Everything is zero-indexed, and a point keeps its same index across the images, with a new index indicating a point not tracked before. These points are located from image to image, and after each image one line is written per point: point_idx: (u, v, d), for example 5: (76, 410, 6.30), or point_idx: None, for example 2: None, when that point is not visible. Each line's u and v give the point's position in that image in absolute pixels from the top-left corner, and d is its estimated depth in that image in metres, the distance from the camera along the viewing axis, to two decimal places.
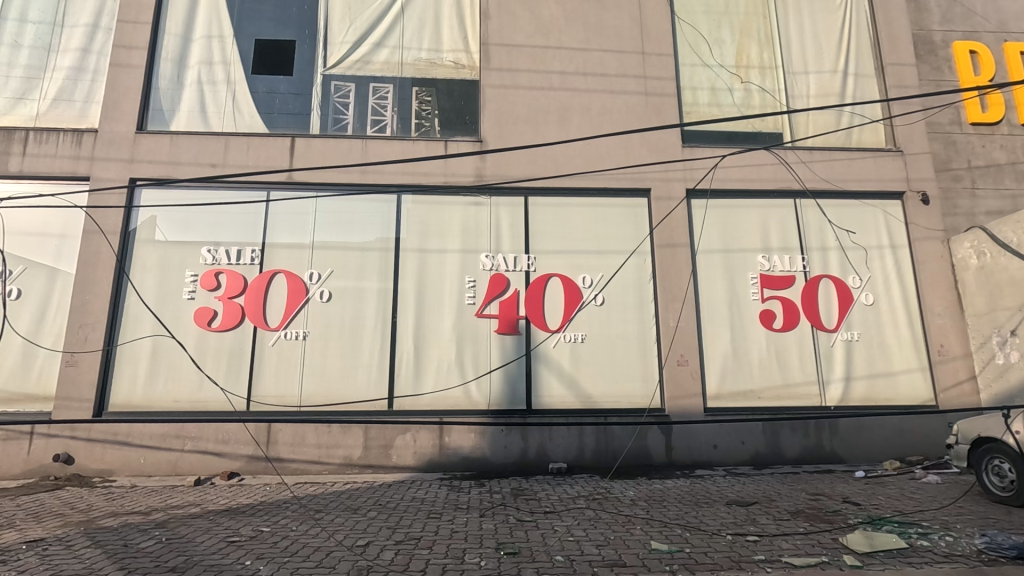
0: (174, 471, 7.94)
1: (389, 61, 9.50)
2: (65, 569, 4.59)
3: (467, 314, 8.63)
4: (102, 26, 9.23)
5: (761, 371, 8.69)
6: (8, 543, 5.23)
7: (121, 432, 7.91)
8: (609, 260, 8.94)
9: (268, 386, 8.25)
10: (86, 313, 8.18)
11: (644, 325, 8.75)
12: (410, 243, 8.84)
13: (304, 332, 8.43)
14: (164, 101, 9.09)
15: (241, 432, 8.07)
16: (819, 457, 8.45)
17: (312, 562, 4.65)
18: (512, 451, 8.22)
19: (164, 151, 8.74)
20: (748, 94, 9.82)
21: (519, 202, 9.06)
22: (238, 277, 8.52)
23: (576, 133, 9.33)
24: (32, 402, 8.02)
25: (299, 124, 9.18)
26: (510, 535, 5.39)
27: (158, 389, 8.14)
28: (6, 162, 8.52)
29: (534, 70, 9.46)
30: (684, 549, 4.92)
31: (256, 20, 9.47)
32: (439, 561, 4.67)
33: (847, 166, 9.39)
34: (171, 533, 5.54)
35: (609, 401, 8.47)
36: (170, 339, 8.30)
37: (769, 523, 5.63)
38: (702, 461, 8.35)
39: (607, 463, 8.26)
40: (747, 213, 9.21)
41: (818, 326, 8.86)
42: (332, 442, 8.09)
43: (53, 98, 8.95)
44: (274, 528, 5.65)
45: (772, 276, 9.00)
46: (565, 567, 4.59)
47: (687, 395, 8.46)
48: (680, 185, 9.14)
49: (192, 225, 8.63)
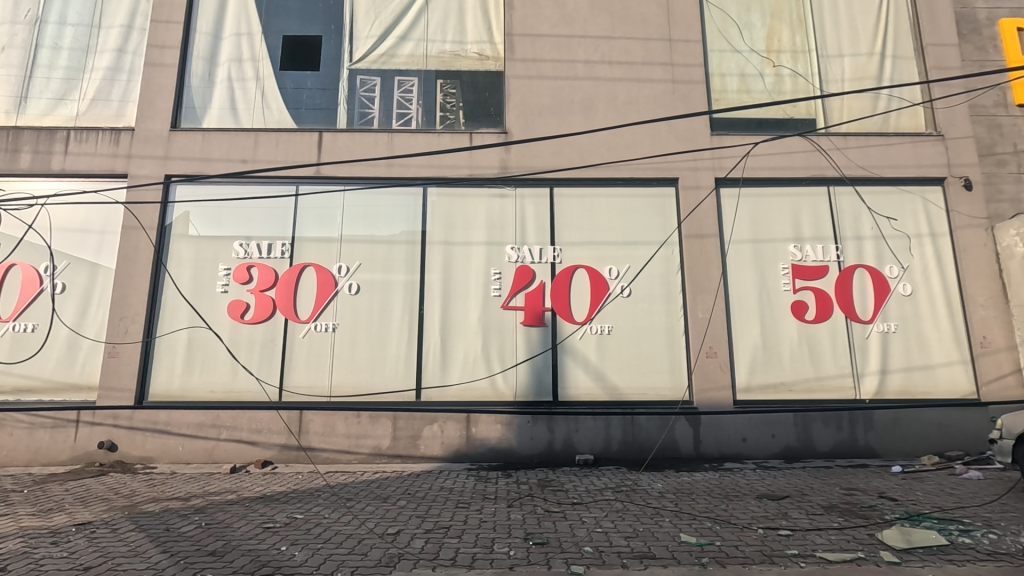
0: (211, 459, 8.19)
1: (413, 54, 9.52)
2: (112, 551, 4.78)
3: (493, 306, 8.66)
4: (136, 26, 9.46)
5: (792, 362, 8.52)
6: (59, 526, 5.49)
7: (160, 420, 8.21)
8: (636, 252, 8.85)
9: (299, 376, 8.44)
10: (127, 306, 8.47)
11: (671, 317, 8.65)
12: (436, 236, 8.89)
13: (333, 324, 8.58)
14: (196, 99, 9.29)
15: (274, 421, 8.26)
16: (852, 451, 8.26)
17: (345, 549, 4.75)
18: (538, 442, 8.24)
19: (197, 148, 8.95)
20: (780, 79, 9.56)
21: (544, 193, 9.02)
22: (270, 271, 8.70)
23: (601, 123, 9.22)
24: (77, 391, 8.35)
25: (326, 119, 9.28)
26: (538, 526, 5.41)
27: (194, 379, 8.40)
28: (49, 160, 8.85)
29: (558, 60, 9.38)
30: (714, 543, 4.87)
31: (283, 16, 9.59)
32: (469, 550, 4.72)
33: (884, 151, 9.08)
34: (210, 518, 5.73)
35: (636, 393, 8.41)
36: (205, 330, 8.55)
37: (801, 517, 5.53)
38: (731, 453, 8.25)
39: (634, 455, 8.24)
40: (778, 202, 8.99)
41: (852, 317, 8.63)
42: (361, 433, 8.24)
43: (91, 98, 9.23)
44: (307, 515, 5.78)
45: (804, 265, 8.78)
46: (594, 558, 4.59)
47: (716, 387, 8.34)
48: (708, 174, 8.97)
49: (224, 221, 8.84)
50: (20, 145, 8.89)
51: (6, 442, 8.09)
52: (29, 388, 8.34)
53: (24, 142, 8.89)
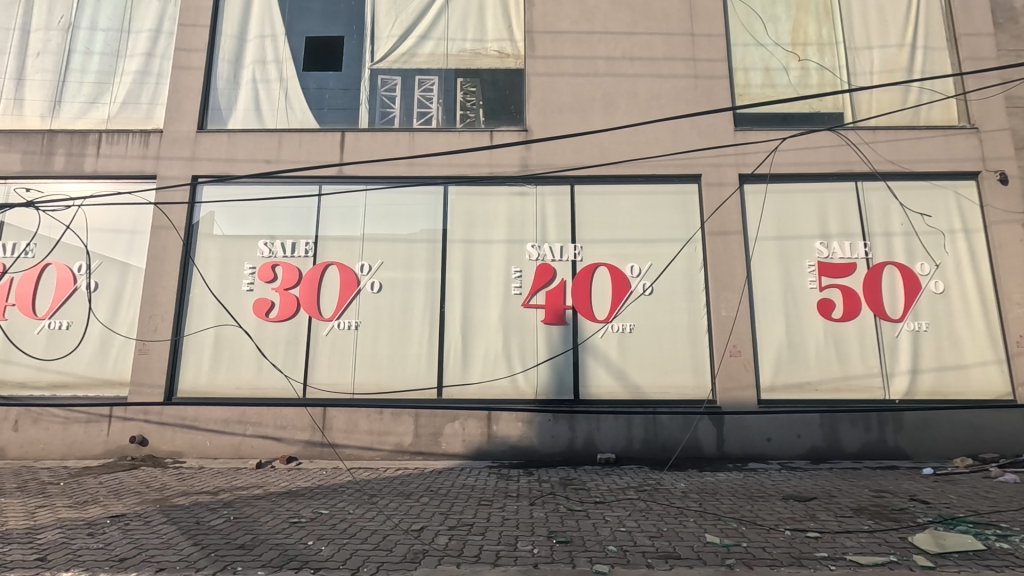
0: (238, 454, 8.35)
1: (434, 53, 9.55)
2: (145, 543, 4.91)
3: (514, 304, 8.66)
4: (164, 30, 9.65)
5: (819, 361, 8.36)
6: (94, 517, 5.66)
7: (188, 416, 8.40)
8: (657, 249, 8.77)
9: (322, 373, 8.55)
10: (156, 304, 8.67)
11: (693, 315, 8.56)
12: (456, 234, 8.92)
13: (355, 322, 8.67)
14: (222, 101, 9.47)
15: (299, 418, 8.38)
16: (881, 452, 8.08)
17: (370, 545, 4.80)
18: (560, 441, 8.23)
19: (222, 149, 9.12)
20: (806, 72, 9.38)
21: (565, 191, 8.99)
22: (294, 270, 8.82)
23: (622, 119, 9.15)
24: (109, 387, 8.57)
25: (347, 119, 9.36)
26: (561, 524, 5.40)
27: (220, 376, 8.57)
28: (82, 162, 9.09)
29: (579, 56, 9.33)
30: (740, 544, 4.81)
31: (306, 18, 9.70)
32: (493, 547, 4.74)
33: (915, 145, 8.85)
34: (238, 512, 5.84)
35: (658, 393, 8.34)
36: (231, 327, 8.71)
37: (830, 519, 5.43)
38: (755, 453, 8.14)
39: (656, 455, 8.18)
40: (804, 198, 8.82)
41: (881, 315, 8.44)
42: (383, 429, 8.32)
43: (122, 101, 9.46)
44: (332, 511, 5.86)
45: (831, 263, 8.60)
46: (618, 557, 4.57)
47: (740, 387, 8.24)
48: (732, 170, 8.85)
49: (249, 220, 8.99)
50: (54, 148, 9.14)
51: (43, 436, 8.36)
52: (63, 384, 8.59)
53: (58, 145, 9.15)
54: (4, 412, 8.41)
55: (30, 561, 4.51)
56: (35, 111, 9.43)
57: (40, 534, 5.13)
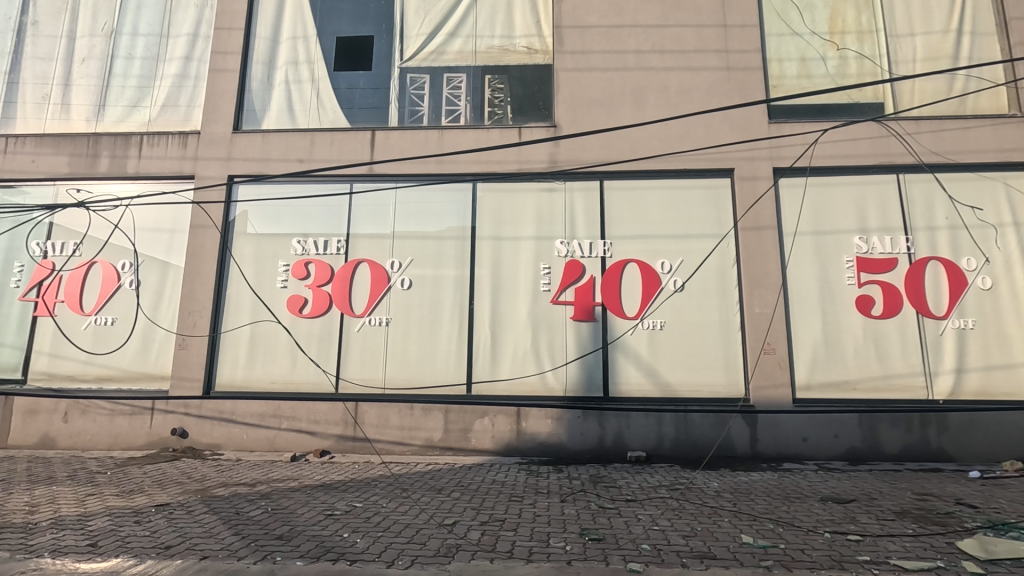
0: (273, 447, 8.55)
1: (462, 50, 9.57)
2: (189, 532, 5.08)
3: (543, 301, 8.64)
4: (202, 34, 9.91)
5: (857, 360, 8.12)
6: (140, 506, 5.88)
7: (226, 409, 8.64)
8: (689, 245, 8.63)
9: (355, 368, 8.69)
10: (195, 301, 8.93)
11: (726, 312, 8.40)
12: (485, 231, 8.94)
13: (386, 318, 8.78)
14: (256, 101, 9.67)
15: (331, 412, 8.54)
16: (923, 454, 7.82)
17: (404, 538, 4.86)
18: (589, 438, 8.20)
19: (256, 149, 9.33)
20: (844, 61, 9.09)
21: (594, 186, 8.92)
22: (326, 267, 8.98)
23: (652, 114, 9.01)
24: (151, 380, 8.88)
25: (377, 118, 9.46)
26: (593, 521, 5.38)
27: (256, 370, 8.79)
28: (125, 164, 9.41)
29: (608, 51, 9.23)
30: (778, 545, 4.72)
31: (337, 19, 9.83)
32: (525, 544, 4.75)
33: (961, 135, 8.50)
34: (275, 504, 6.00)
35: (689, 390, 8.22)
36: (266, 324, 8.92)
37: (871, 523, 5.28)
38: (790, 453, 7.97)
39: (687, 454, 8.08)
40: (842, 192, 8.57)
41: (924, 312, 8.15)
42: (413, 424, 8.41)
43: (162, 104, 9.75)
44: (366, 504, 5.96)
45: (870, 259, 8.34)
46: (652, 556, 4.52)
47: (774, 385, 8.07)
48: (766, 164, 8.65)
49: (283, 219, 9.17)
50: (99, 150, 9.49)
51: (91, 427, 8.71)
52: (109, 377, 8.93)
53: (103, 147, 9.49)
54: (54, 403, 8.78)
55: (83, 546, 4.71)
56: (82, 115, 9.80)
57: (91, 521, 5.36)
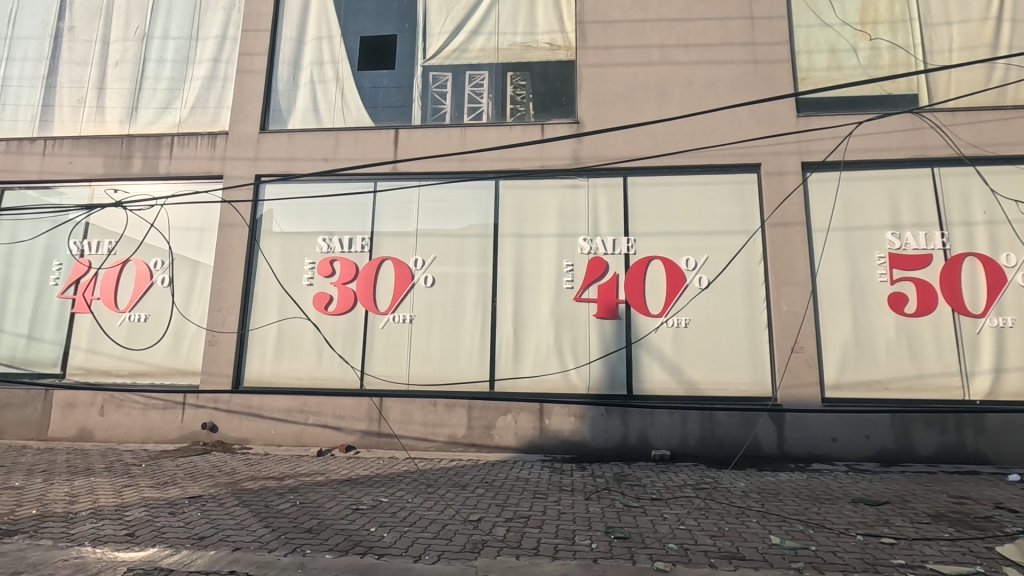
0: (300, 442, 8.69)
1: (484, 47, 9.57)
2: (221, 523, 5.20)
3: (565, 298, 8.61)
4: (229, 37, 10.09)
5: (889, 359, 7.92)
6: (174, 497, 6.05)
7: (254, 404, 8.82)
8: (714, 241, 8.50)
9: (379, 364, 8.79)
10: (224, 298, 9.12)
11: (752, 309, 8.27)
12: (507, 228, 8.94)
13: (410, 315, 8.85)
14: (282, 101, 9.81)
15: (356, 408, 8.65)
16: (959, 456, 7.59)
17: (430, 533, 4.90)
18: (613, 436, 8.15)
19: (283, 149, 9.48)
20: (876, 52, 8.84)
21: (618, 182, 8.85)
22: (351, 264, 9.09)
23: (677, 109, 8.90)
24: (183, 376, 9.10)
25: (401, 116, 9.53)
26: (618, 520, 5.36)
27: (283, 366, 8.95)
28: (157, 164, 9.66)
29: (631, 45, 9.14)
30: (809, 547, 4.63)
31: (361, 18, 9.92)
32: (550, 541, 4.75)
33: (1000, 127, 8.21)
34: (303, 497, 6.10)
35: (714, 389, 8.12)
36: (292, 321, 9.07)
37: (905, 525, 5.15)
38: (819, 453, 7.82)
39: (713, 453, 7.98)
40: (873, 186, 8.35)
41: (960, 310, 7.90)
42: (437, 421, 8.48)
43: (191, 106, 9.96)
44: (391, 499, 6.02)
45: (903, 255, 8.12)
46: (679, 555, 4.48)
47: (802, 384, 7.92)
48: (794, 158, 8.48)
49: (308, 217, 9.30)
50: (132, 151, 9.75)
51: (125, 421, 8.97)
52: (142, 372, 9.18)
53: (136, 148, 9.75)
54: (91, 397, 9.07)
55: (121, 536, 4.86)
56: (116, 117, 10.07)
57: (128, 511, 5.52)
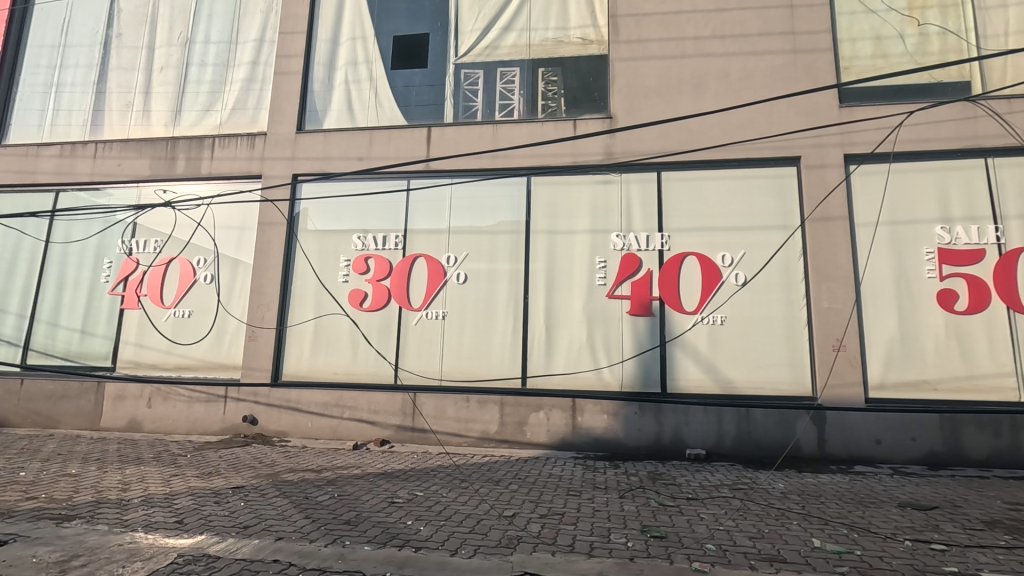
0: (336, 436, 8.88)
1: (516, 44, 9.55)
2: (264, 513, 5.36)
3: (598, 295, 8.55)
4: (267, 39, 10.34)
5: (938, 358, 7.61)
6: (219, 487, 6.27)
7: (292, 398, 9.05)
8: (751, 237, 8.31)
9: (413, 360, 8.90)
10: (263, 295, 9.38)
11: (791, 306, 8.05)
12: (539, 225, 8.92)
13: (443, 311, 8.94)
14: (318, 102, 10.00)
15: (390, 403, 8.78)
16: (1014, 461, 7.24)
17: (466, 528, 4.95)
18: (646, 434, 8.07)
19: (319, 148, 9.67)
20: (924, 38, 8.48)
21: (651, 177, 8.73)
22: (385, 262, 9.22)
23: (712, 102, 8.71)
24: (224, 369, 9.40)
25: (433, 114, 9.60)
26: (654, 518, 5.31)
27: (320, 361, 9.16)
28: (199, 165, 9.98)
29: (665, 38, 8.98)
30: (854, 551, 4.50)
31: (394, 18, 10.02)
32: (585, 538, 4.73)
33: None
34: (341, 490, 6.24)
35: (751, 387, 7.95)
36: (328, 318, 9.26)
37: (956, 531, 4.95)
38: (861, 455, 7.58)
39: (750, 453, 7.81)
40: (921, 179, 8.02)
41: (1015, 307, 7.53)
42: (470, 417, 8.54)
43: (231, 108, 10.25)
44: (426, 493, 6.10)
45: (954, 250, 7.77)
46: (718, 556, 4.42)
47: (844, 383, 7.68)
48: (835, 151, 8.21)
49: (343, 216, 9.47)
50: (176, 153, 10.10)
51: (171, 412, 9.33)
52: (187, 366, 9.52)
53: (180, 150, 10.10)
54: (140, 389, 9.46)
55: (171, 523, 5.06)
56: (161, 120, 10.43)
57: (177, 500, 5.75)
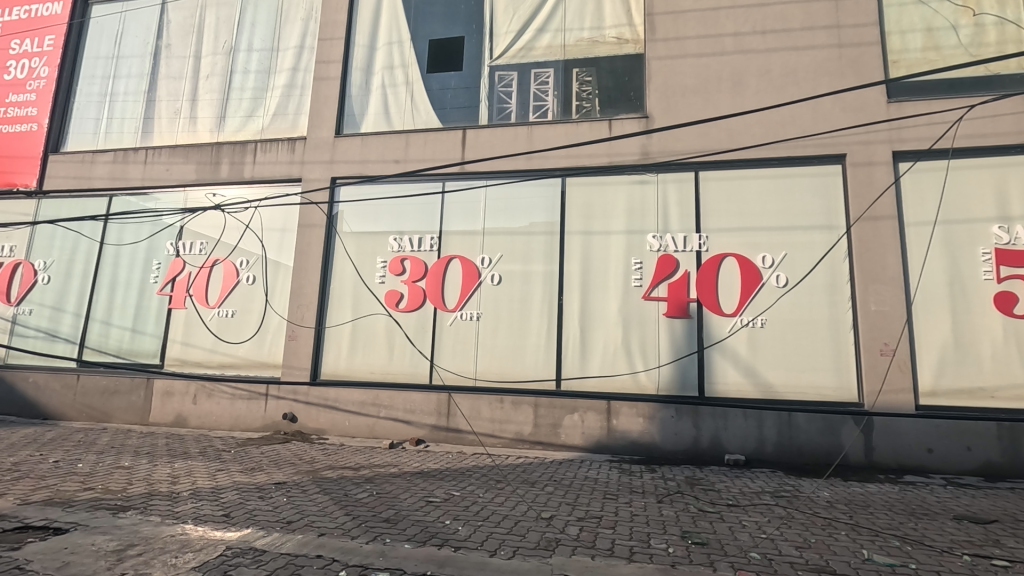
0: (372, 434, 9.01)
1: (551, 44, 9.54)
2: (306, 508, 5.49)
3: (634, 296, 8.45)
4: (307, 46, 10.60)
5: (996, 365, 7.24)
6: (262, 482, 6.44)
7: (330, 397, 9.22)
8: (793, 237, 8.08)
9: (447, 360, 8.98)
10: (303, 295, 9.60)
11: (836, 309, 7.79)
12: (574, 226, 8.88)
13: (477, 313, 8.98)
14: (355, 106, 10.20)
15: (426, 403, 8.87)
16: None
17: (504, 529, 4.95)
18: (683, 438, 7.92)
19: (356, 152, 9.85)
20: (980, 29, 8.10)
21: (689, 177, 8.58)
22: (420, 263, 9.33)
23: (753, 99, 8.51)
24: (266, 367, 9.67)
25: (468, 117, 9.67)
26: (694, 524, 5.21)
27: (357, 360, 9.33)
28: (242, 169, 10.30)
29: (704, 35, 8.83)
30: (908, 564, 4.32)
31: (430, 22, 10.14)
32: (625, 542, 4.68)
33: None
34: (379, 488, 6.33)
35: (794, 392, 7.73)
36: (365, 319, 9.41)
37: (1019, 547, 4.70)
38: (911, 464, 7.27)
39: (792, 459, 7.59)
40: (977, 176, 7.66)
41: None
42: (504, 418, 8.54)
43: (273, 113, 10.53)
44: (463, 493, 6.14)
45: (1013, 250, 7.39)
46: (763, 565, 4.30)
47: (893, 389, 7.40)
48: (883, 147, 7.92)
49: (380, 218, 9.62)
50: (221, 158, 10.44)
51: (216, 408, 9.64)
52: (230, 364, 9.83)
53: (224, 155, 10.44)
54: (186, 386, 9.81)
55: (219, 516, 5.23)
56: (206, 126, 10.81)
57: (223, 494, 5.93)
